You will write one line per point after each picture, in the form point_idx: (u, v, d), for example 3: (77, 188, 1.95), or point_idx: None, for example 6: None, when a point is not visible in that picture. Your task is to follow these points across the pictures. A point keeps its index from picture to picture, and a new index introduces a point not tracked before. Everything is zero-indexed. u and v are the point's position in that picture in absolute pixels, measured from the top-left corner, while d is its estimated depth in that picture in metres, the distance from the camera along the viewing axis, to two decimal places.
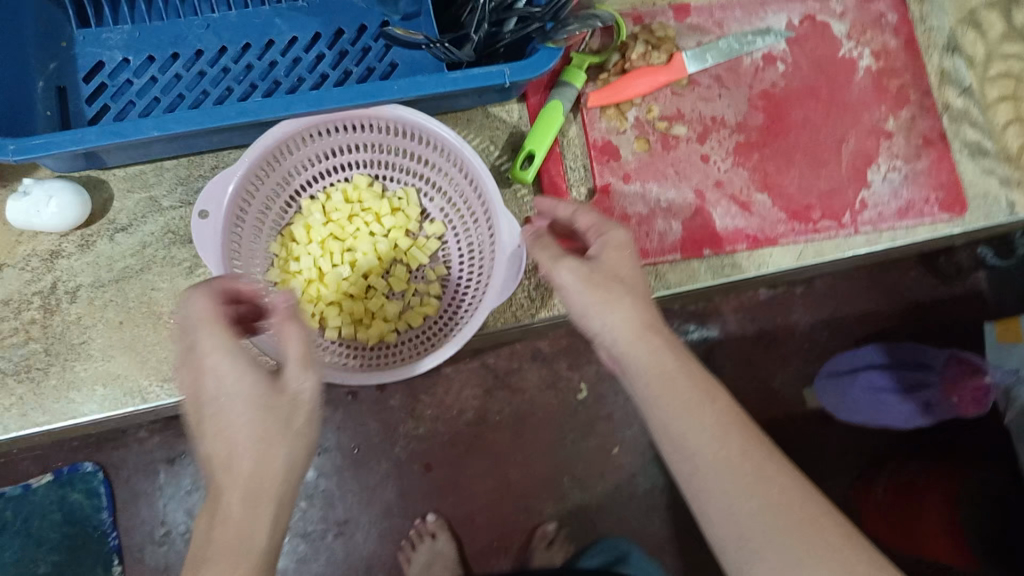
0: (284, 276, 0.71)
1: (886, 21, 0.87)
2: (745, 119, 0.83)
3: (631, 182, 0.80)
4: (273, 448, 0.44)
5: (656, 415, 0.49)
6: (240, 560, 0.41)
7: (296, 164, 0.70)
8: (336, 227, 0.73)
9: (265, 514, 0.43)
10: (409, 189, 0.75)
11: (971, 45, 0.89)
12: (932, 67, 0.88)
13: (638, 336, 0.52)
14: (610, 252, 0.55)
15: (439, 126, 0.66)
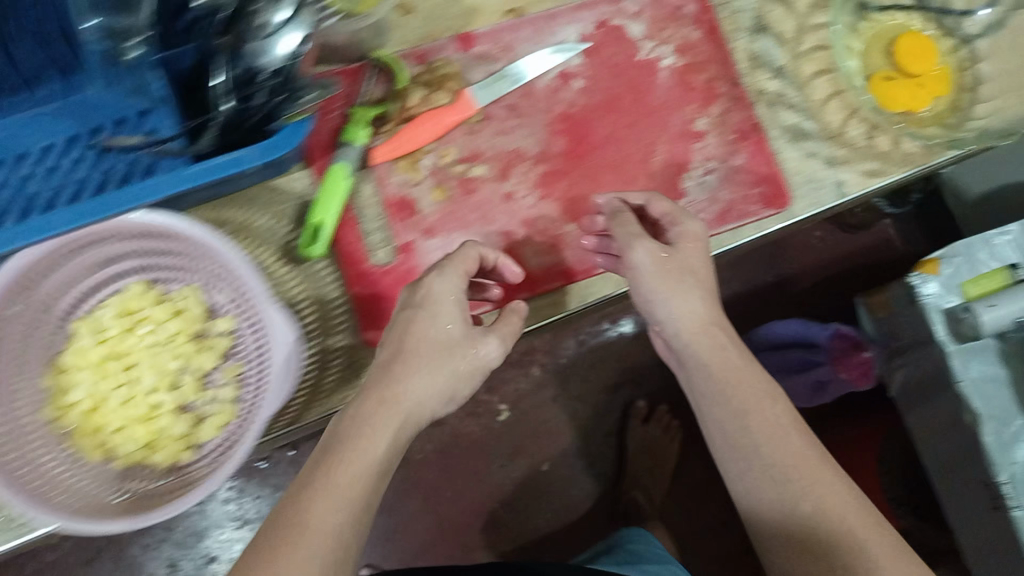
0: (59, 411, 0.66)
1: (684, 12, 0.83)
2: (546, 146, 0.79)
3: (434, 236, 0.76)
4: (439, 388, 0.57)
5: (717, 377, 0.66)
6: (365, 468, 0.51)
7: (54, 288, 0.67)
8: (111, 344, 0.69)
9: (390, 428, 0.54)
10: (188, 288, 0.71)
11: (780, 20, 0.84)
12: (740, 52, 0.84)
13: (704, 330, 0.67)
14: (689, 238, 0.68)
15: (189, 222, 0.63)
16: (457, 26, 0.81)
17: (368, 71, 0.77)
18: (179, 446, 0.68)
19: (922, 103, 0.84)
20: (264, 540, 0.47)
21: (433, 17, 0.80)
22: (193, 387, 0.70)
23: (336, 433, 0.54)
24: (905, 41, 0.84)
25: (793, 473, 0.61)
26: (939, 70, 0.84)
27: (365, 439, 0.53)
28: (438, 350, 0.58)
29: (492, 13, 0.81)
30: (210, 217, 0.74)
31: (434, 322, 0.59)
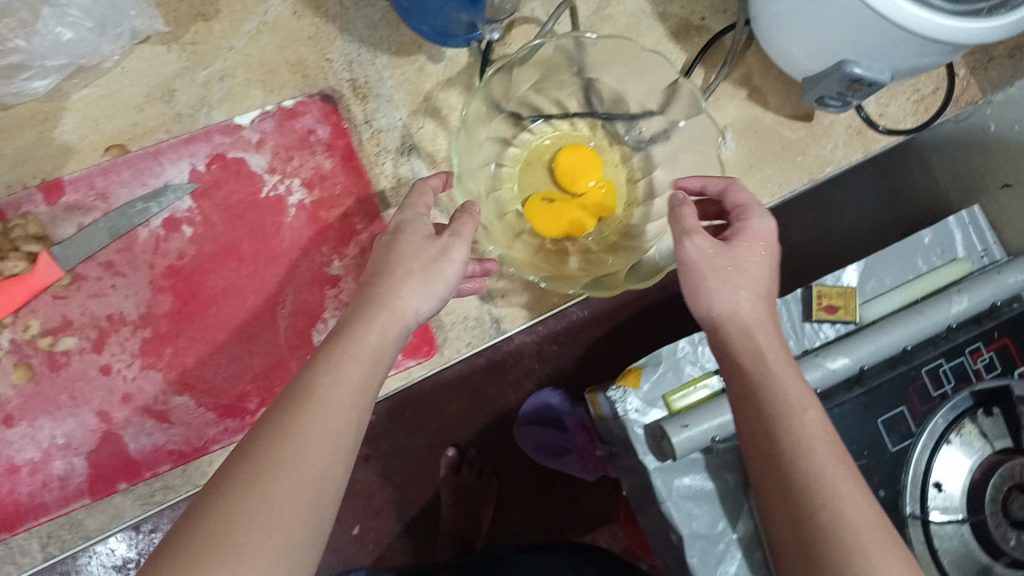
0: None
1: (316, 137, 0.75)
2: (150, 308, 0.70)
3: (15, 424, 0.68)
4: (426, 295, 0.55)
5: (745, 357, 0.57)
6: (348, 360, 0.51)
7: None
8: None
9: (372, 321, 0.54)
10: None
11: (430, 138, 0.77)
12: (383, 178, 0.76)
13: (758, 323, 0.59)
14: (758, 228, 0.61)
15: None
16: (47, 169, 0.71)
17: None
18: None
19: (581, 228, 0.75)
20: (240, 473, 0.45)
21: (17, 162, 0.70)
22: None
23: (315, 358, 0.52)
24: (564, 156, 0.75)
25: (806, 456, 0.53)
26: (604, 187, 0.75)
27: (351, 334, 0.53)
28: (420, 265, 0.55)
29: (88, 151, 0.72)
30: None
31: (408, 244, 0.56)
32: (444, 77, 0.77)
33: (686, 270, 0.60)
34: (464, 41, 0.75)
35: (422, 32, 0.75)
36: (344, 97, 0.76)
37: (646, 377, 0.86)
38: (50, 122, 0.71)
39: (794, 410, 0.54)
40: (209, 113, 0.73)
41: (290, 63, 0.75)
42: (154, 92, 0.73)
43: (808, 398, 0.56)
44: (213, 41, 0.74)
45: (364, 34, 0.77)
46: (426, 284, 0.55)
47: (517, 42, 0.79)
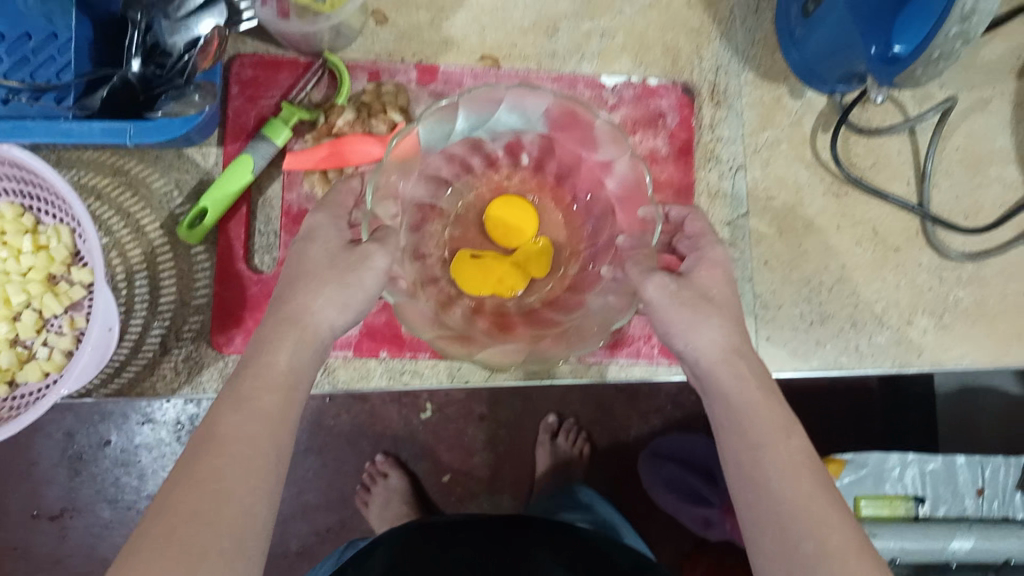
0: None
1: (663, 123, 0.77)
2: (467, 211, 0.75)
3: None
4: (337, 304, 0.52)
5: (725, 389, 0.53)
6: (260, 390, 0.48)
7: None
8: None
9: (292, 347, 0.51)
10: (61, 227, 0.70)
11: (762, 165, 0.79)
12: (705, 184, 0.78)
13: (730, 356, 0.54)
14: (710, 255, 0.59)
15: (48, 168, 0.62)
16: (428, 53, 0.77)
17: (315, 71, 0.75)
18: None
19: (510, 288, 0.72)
20: (151, 520, 0.42)
21: (406, 35, 0.77)
22: (31, 326, 0.70)
23: (235, 394, 0.48)
24: (496, 208, 0.74)
25: (778, 476, 0.48)
26: (540, 242, 0.73)
27: (268, 356, 0.50)
28: (326, 264, 0.53)
29: (467, 54, 0.77)
30: (110, 164, 0.73)
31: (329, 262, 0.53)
32: (797, 115, 0.80)
33: (661, 313, 0.55)
34: (827, 89, 0.77)
35: (791, 61, 0.78)
36: (701, 95, 0.79)
37: (849, 470, 0.79)
38: (445, 15, 0.77)
39: (770, 442, 0.50)
40: (580, 62, 0.78)
41: (664, 46, 0.79)
42: (540, 25, 0.78)
43: (796, 443, 0.51)
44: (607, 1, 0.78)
45: (740, 46, 0.80)
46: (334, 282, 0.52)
47: (875, 118, 0.80)
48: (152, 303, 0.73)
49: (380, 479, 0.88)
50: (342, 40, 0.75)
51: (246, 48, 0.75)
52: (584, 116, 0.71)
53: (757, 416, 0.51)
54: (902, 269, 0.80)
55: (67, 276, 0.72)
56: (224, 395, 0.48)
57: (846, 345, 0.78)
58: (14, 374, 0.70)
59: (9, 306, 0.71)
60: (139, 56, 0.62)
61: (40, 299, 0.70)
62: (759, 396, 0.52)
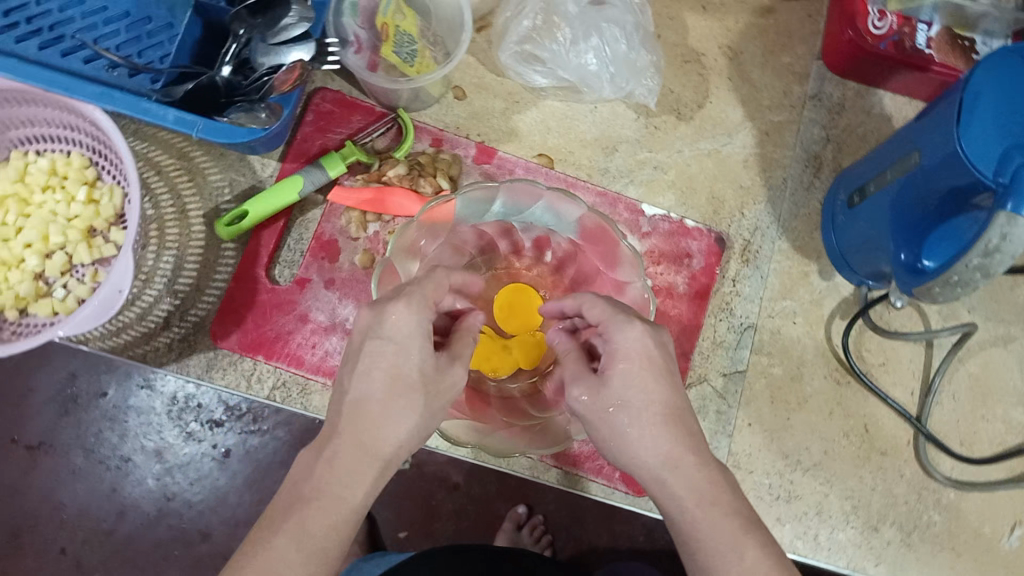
0: None
1: (689, 263, 0.79)
2: (481, 286, 0.77)
3: (331, 289, 0.77)
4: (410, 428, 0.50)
5: (674, 497, 0.51)
6: (323, 528, 0.47)
7: (19, 116, 0.75)
8: (22, 188, 0.75)
9: (369, 478, 0.49)
10: (115, 189, 0.76)
11: (771, 331, 0.80)
12: (711, 332, 0.79)
13: (680, 459, 0.51)
14: (623, 348, 0.52)
15: (121, 138, 0.68)
16: (492, 137, 0.82)
17: (385, 122, 0.80)
18: (9, 305, 0.74)
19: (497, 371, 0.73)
20: None
21: (477, 115, 0.82)
22: (58, 267, 0.75)
23: (294, 528, 0.47)
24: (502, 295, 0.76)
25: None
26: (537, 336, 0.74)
27: (340, 490, 0.48)
28: (401, 385, 0.50)
29: (527, 147, 0.82)
30: (179, 148, 0.79)
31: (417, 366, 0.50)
32: (820, 295, 0.81)
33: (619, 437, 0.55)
34: (856, 280, 0.79)
35: (828, 244, 0.80)
36: (733, 249, 0.81)
37: None
38: (518, 108, 0.83)
39: (728, 559, 0.48)
40: (627, 185, 0.81)
41: (711, 194, 0.82)
42: (601, 141, 0.82)
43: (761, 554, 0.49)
44: (669, 137, 0.83)
45: (783, 215, 0.82)
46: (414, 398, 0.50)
47: (895, 321, 0.80)
48: (171, 280, 0.77)
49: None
50: (418, 103, 0.80)
51: (332, 84, 0.81)
52: (609, 234, 0.75)
53: (709, 527, 0.49)
54: (882, 474, 0.78)
55: (106, 234, 0.77)
56: (285, 523, 0.47)
57: (805, 531, 0.77)
58: (27, 304, 0.75)
59: (45, 242, 0.75)
60: (230, 64, 0.68)
61: (75, 246, 0.75)
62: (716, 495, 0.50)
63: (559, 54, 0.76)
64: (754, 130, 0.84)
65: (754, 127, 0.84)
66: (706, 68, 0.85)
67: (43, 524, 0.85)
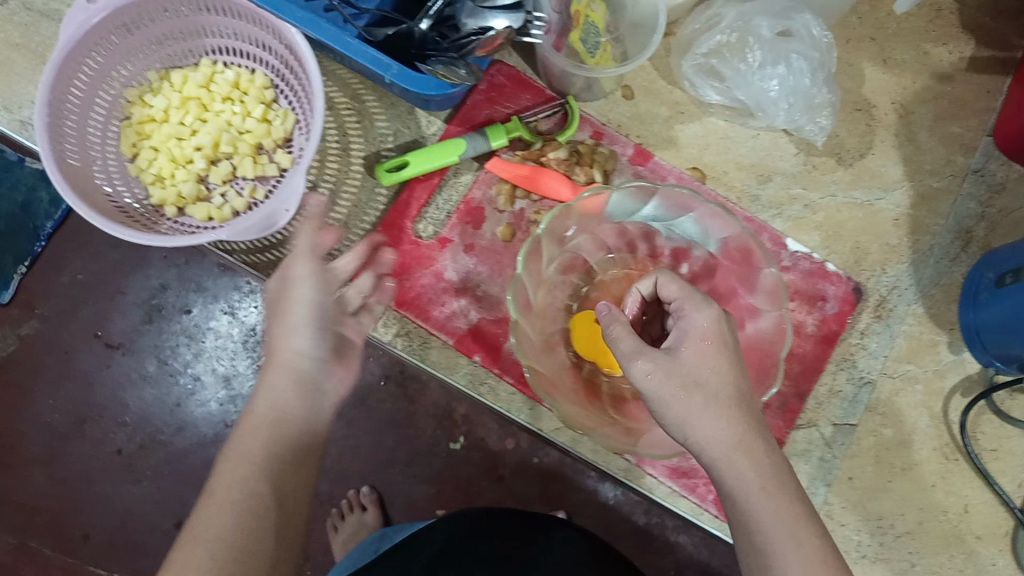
0: (137, 101, 0.78)
1: (822, 307, 0.79)
2: None
3: (469, 254, 0.79)
4: (308, 338, 0.62)
5: (735, 478, 0.54)
6: (247, 444, 0.56)
7: (217, 27, 0.78)
8: (205, 94, 0.79)
9: (274, 392, 0.59)
10: (289, 114, 0.79)
11: (889, 392, 0.79)
12: (829, 379, 0.79)
13: (738, 445, 0.55)
14: (695, 328, 0.56)
15: (315, 65, 0.69)
16: (650, 140, 0.82)
17: (553, 106, 0.81)
18: (169, 201, 0.78)
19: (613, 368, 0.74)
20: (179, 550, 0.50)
21: (640, 117, 0.82)
22: (221, 175, 0.78)
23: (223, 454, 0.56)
24: None
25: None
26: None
27: (252, 404, 0.59)
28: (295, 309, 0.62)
29: (683, 158, 0.82)
30: (353, 88, 0.82)
31: (301, 278, 0.62)
32: (946, 366, 0.80)
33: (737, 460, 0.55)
34: (985, 360, 0.77)
35: (965, 320, 0.79)
36: (867, 303, 0.80)
37: None
38: (682, 118, 0.82)
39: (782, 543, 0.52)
40: (774, 217, 0.81)
41: (855, 244, 0.81)
42: (758, 168, 0.82)
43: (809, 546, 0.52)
44: (826, 179, 0.82)
45: (923, 280, 0.81)
46: (292, 318, 0.62)
47: (1015, 409, 0.79)
48: (321, 212, 0.80)
49: (358, 510, 0.97)
50: (588, 94, 0.81)
51: (508, 59, 0.83)
52: (758, 258, 0.75)
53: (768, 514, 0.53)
54: (971, 559, 0.77)
55: (270, 154, 0.80)
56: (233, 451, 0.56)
57: None
58: (186, 204, 0.78)
59: (215, 149, 0.79)
60: (431, 18, 0.69)
61: (241, 158, 0.78)
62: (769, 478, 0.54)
63: (745, 72, 0.77)
64: (910, 191, 0.83)
65: (912, 188, 0.83)
66: (874, 120, 0.84)
67: (105, 420, 0.96)
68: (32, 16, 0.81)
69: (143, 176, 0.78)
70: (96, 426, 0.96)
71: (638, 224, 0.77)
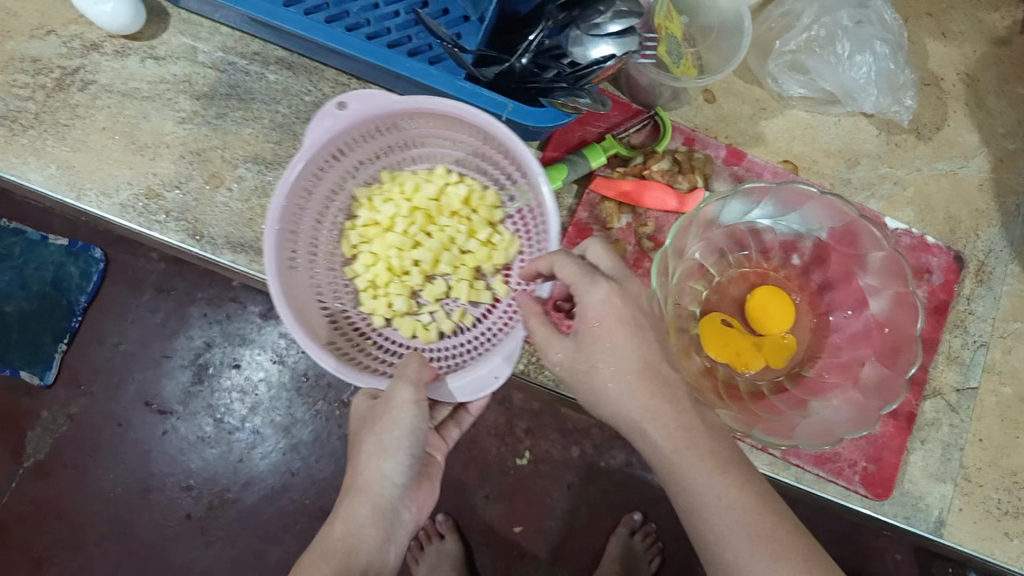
0: (366, 202, 0.73)
1: (928, 278, 0.82)
2: (728, 284, 0.80)
3: None
4: (370, 448, 0.60)
5: (664, 452, 0.55)
6: (321, 564, 0.57)
7: (464, 142, 0.70)
8: (433, 207, 0.72)
9: (356, 506, 0.60)
10: (512, 239, 0.72)
11: (1003, 350, 0.82)
12: (946, 346, 0.81)
13: (655, 419, 0.55)
14: (593, 309, 0.56)
15: (552, 202, 0.62)
16: (739, 140, 0.85)
17: (642, 119, 0.82)
18: (380, 313, 0.73)
19: (747, 365, 0.77)
20: None
21: (725, 118, 0.85)
22: (435, 294, 0.73)
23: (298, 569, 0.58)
24: (758, 295, 0.78)
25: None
26: (788, 339, 0.78)
27: (337, 519, 0.60)
28: (390, 446, 0.60)
29: (773, 152, 0.85)
30: None
31: (393, 425, 0.60)
32: None
33: None
34: None
35: None
36: (968, 268, 0.83)
37: None
38: (766, 114, 0.85)
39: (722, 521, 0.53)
40: (868, 197, 0.84)
41: (947, 214, 0.84)
42: (845, 152, 0.85)
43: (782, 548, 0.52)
44: (909, 155, 0.85)
45: (1015, 240, 0.85)
46: (384, 440, 0.60)
47: None
48: None
49: (436, 537, 1.15)
50: (675, 102, 0.84)
51: None
52: (867, 239, 0.77)
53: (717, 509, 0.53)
54: None
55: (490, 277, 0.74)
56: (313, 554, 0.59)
57: None
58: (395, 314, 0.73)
59: (433, 265, 0.73)
60: (530, 53, 0.69)
61: (459, 284, 0.73)
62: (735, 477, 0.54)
63: (834, 63, 0.81)
64: (989, 155, 0.86)
65: (989, 153, 0.86)
66: (945, 92, 0.87)
67: (167, 489, 1.11)
68: (114, 98, 0.81)
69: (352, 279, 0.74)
70: (161, 493, 1.11)
71: (748, 225, 0.79)
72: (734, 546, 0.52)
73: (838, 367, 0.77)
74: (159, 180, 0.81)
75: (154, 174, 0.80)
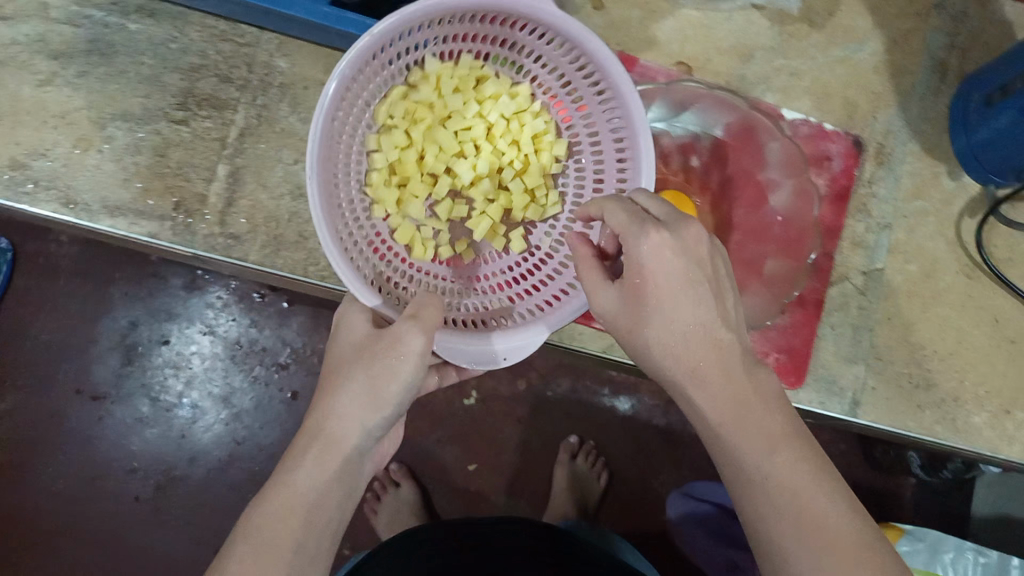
0: (434, 89, 0.68)
1: (828, 166, 0.82)
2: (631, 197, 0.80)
3: None
4: (351, 395, 0.54)
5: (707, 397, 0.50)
6: (277, 515, 0.52)
7: (551, 67, 0.67)
8: (502, 124, 0.71)
9: (314, 459, 0.54)
10: (558, 202, 0.71)
11: (906, 230, 0.83)
12: (850, 232, 0.82)
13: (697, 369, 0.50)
14: (647, 254, 0.51)
15: (648, 150, 0.60)
16: (630, 45, 0.82)
17: None
18: (387, 206, 0.69)
19: None
20: None
21: (615, 24, 0.82)
22: (443, 213, 0.71)
23: (249, 522, 0.52)
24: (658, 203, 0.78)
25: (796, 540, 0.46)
26: None
27: (291, 472, 0.54)
28: (372, 394, 0.54)
29: (665, 55, 0.83)
30: (325, 61, 0.79)
31: (391, 373, 0.54)
32: (950, 195, 0.83)
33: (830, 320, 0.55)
34: (985, 179, 0.81)
35: (958, 145, 0.82)
36: (868, 152, 0.83)
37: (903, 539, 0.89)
38: (655, 17, 0.83)
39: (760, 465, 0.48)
40: (764, 91, 0.83)
41: (844, 99, 0.83)
42: (738, 48, 0.83)
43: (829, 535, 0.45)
44: (803, 44, 0.84)
45: (913, 119, 0.84)
46: (379, 389, 0.54)
47: None
48: None
49: (392, 486, 1.12)
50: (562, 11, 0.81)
51: None
52: (761, 131, 0.77)
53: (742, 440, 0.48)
54: (1012, 362, 0.83)
55: (513, 226, 0.73)
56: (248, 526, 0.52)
57: (944, 415, 0.81)
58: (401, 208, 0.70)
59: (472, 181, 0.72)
60: None
61: (478, 219, 0.71)
62: (788, 453, 0.48)
63: None
64: (883, 37, 0.84)
65: (883, 35, 0.84)
66: None
67: (109, 478, 1.06)
68: None
69: (376, 152, 0.67)
70: (107, 482, 1.05)
71: None
72: (770, 497, 0.47)
73: (743, 264, 0.77)
74: (24, 149, 0.76)
75: (18, 144, 0.76)
